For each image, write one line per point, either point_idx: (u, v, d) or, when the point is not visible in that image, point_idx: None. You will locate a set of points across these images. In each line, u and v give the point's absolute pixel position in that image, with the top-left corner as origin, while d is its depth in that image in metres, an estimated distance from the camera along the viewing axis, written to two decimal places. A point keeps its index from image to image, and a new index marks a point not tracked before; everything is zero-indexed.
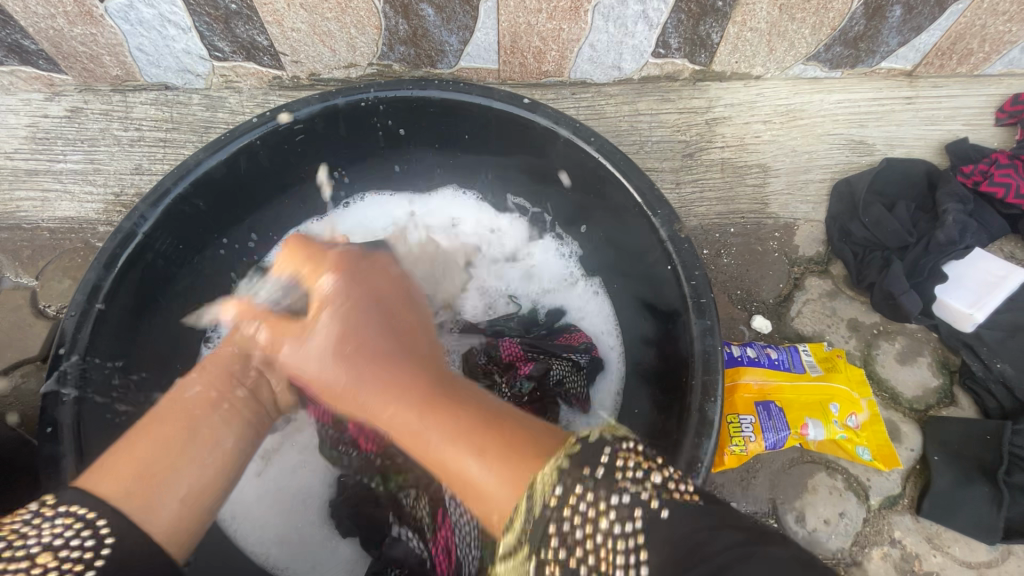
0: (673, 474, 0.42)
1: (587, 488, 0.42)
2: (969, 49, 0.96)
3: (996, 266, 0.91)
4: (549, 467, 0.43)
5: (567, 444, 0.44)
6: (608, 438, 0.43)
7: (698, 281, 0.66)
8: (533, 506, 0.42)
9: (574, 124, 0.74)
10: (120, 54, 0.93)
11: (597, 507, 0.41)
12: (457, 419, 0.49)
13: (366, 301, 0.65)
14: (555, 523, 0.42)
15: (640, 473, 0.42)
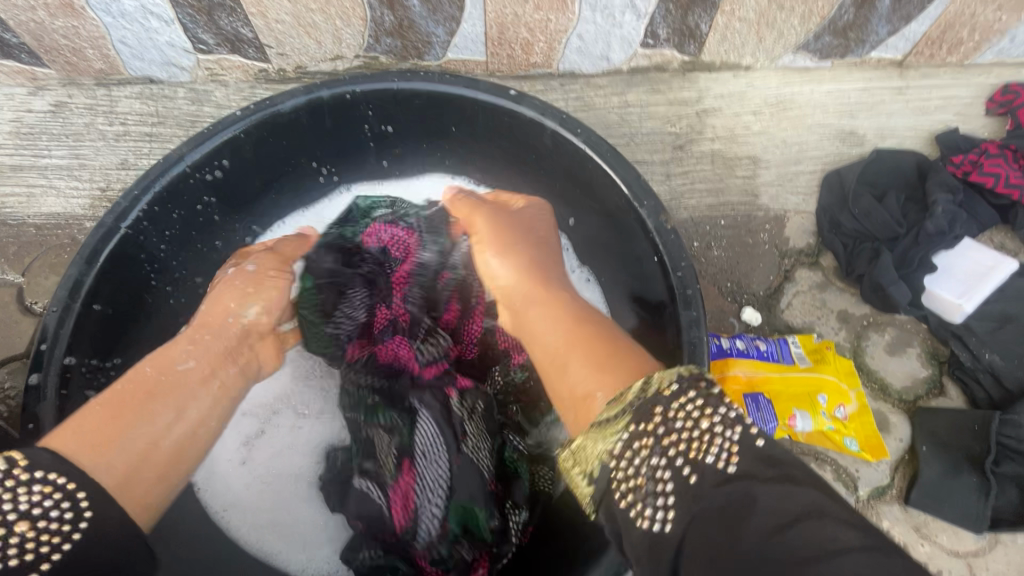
0: (770, 460, 0.45)
1: (686, 438, 0.47)
2: (960, 38, 0.95)
3: (985, 257, 0.91)
4: (669, 409, 0.48)
5: (691, 399, 0.48)
6: (714, 397, 0.48)
7: (684, 272, 0.66)
8: (645, 433, 0.48)
9: (561, 115, 0.74)
10: (103, 48, 0.92)
11: (714, 458, 0.46)
12: (573, 357, 0.60)
13: (538, 238, 0.79)
14: (663, 458, 0.47)
15: (742, 448, 0.46)
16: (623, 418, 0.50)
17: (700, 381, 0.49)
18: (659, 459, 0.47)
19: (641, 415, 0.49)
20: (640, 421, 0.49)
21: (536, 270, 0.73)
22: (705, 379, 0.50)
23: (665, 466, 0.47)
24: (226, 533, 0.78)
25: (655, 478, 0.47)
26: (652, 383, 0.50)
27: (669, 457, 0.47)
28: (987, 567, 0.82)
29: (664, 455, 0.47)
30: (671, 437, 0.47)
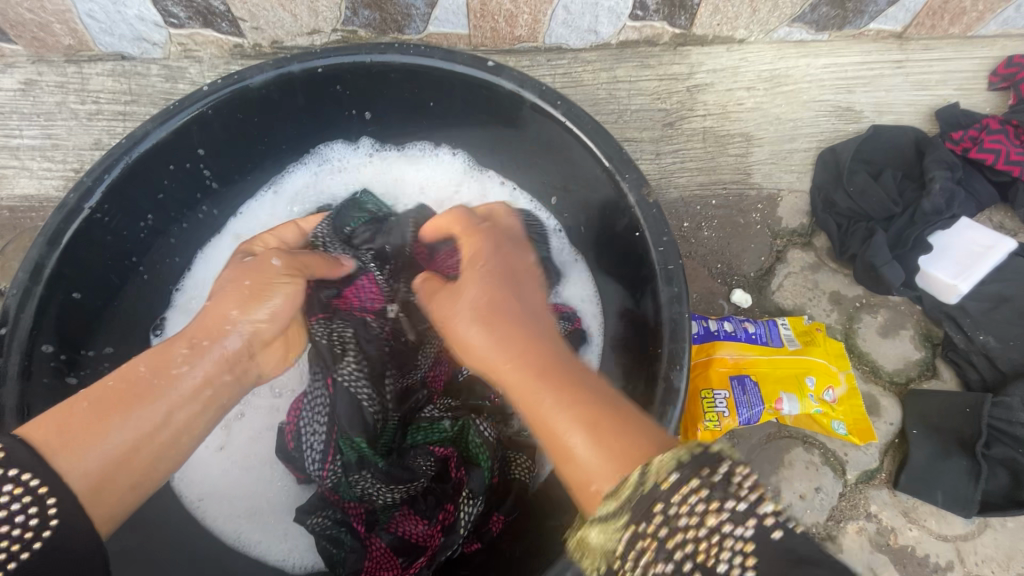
0: (792, 560, 0.38)
1: (691, 534, 0.40)
2: (961, 9, 0.92)
3: (983, 236, 0.88)
4: (672, 506, 0.40)
5: (696, 489, 0.40)
6: (721, 487, 0.41)
7: (666, 247, 0.64)
8: (647, 533, 0.41)
9: (541, 87, 0.71)
10: (70, 22, 0.88)
11: (729, 564, 0.39)
12: (567, 430, 0.48)
13: (490, 281, 0.63)
14: (669, 562, 0.40)
15: (756, 545, 0.39)
16: (620, 514, 0.42)
17: (701, 466, 0.41)
18: (665, 565, 0.40)
19: (642, 514, 0.41)
20: (642, 521, 0.41)
21: (512, 324, 0.59)
22: (707, 462, 0.41)
23: (672, 571, 0.40)
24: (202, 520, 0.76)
25: None
26: (646, 473, 0.42)
27: (675, 562, 0.40)
28: (975, 551, 0.81)
29: (669, 558, 0.40)
30: (676, 537, 0.40)
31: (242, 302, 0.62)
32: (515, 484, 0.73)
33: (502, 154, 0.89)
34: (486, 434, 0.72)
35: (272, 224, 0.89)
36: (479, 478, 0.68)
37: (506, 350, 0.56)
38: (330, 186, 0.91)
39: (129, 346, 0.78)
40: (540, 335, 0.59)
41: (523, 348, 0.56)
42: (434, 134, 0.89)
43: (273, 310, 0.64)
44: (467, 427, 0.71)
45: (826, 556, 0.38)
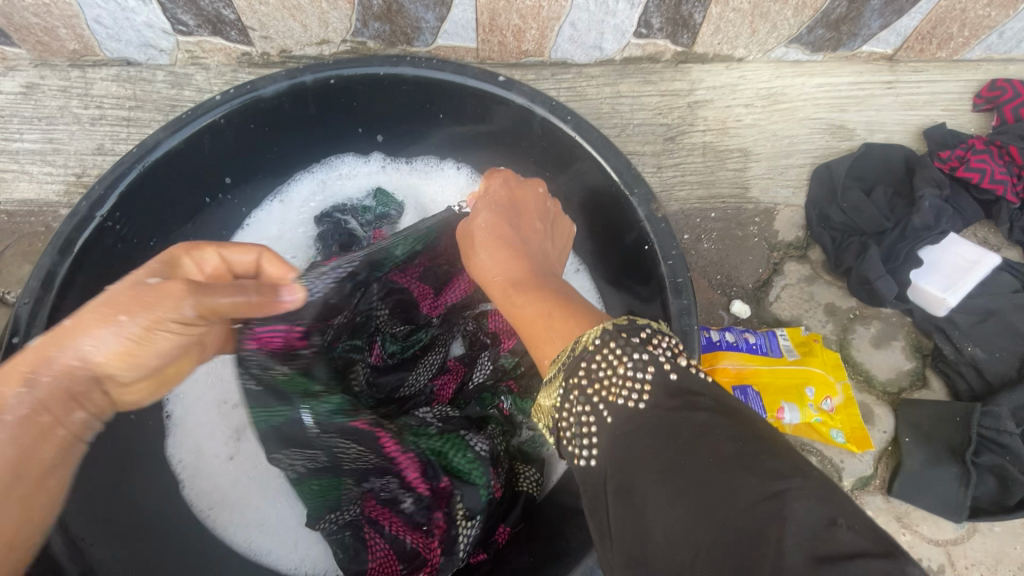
0: (680, 391, 0.42)
1: (602, 381, 0.44)
2: (949, 34, 0.96)
3: (970, 252, 0.92)
4: (593, 364, 0.45)
5: (614, 351, 0.44)
6: (632, 345, 0.44)
7: (674, 261, 0.66)
8: (575, 385, 0.45)
9: (551, 102, 0.72)
10: (75, 27, 0.88)
11: (626, 399, 0.43)
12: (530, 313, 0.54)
13: (497, 208, 0.68)
14: (587, 405, 0.45)
15: (654, 384, 0.42)
16: (557, 378, 0.47)
17: (623, 332, 0.45)
18: (585, 406, 0.45)
19: (570, 370, 0.46)
20: (570, 375, 0.46)
21: (507, 241, 0.64)
22: (630, 330, 0.45)
23: (590, 410, 0.44)
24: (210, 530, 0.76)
25: (582, 422, 0.45)
26: (581, 339, 0.47)
27: (591, 403, 0.44)
28: (965, 555, 0.85)
29: (587, 403, 0.45)
30: (596, 387, 0.44)
31: (88, 328, 0.50)
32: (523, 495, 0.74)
33: (507, 166, 0.90)
34: (478, 449, 0.69)
35: (281, 233, 0.89)
36: (474, 496, 0.66)
37: (502, 263, 0.62)
38: (337, 194, 0.91)
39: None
40: (531, 250, 0.65)
41: (514, 257, 0.63)
42: (442, 145, 0.91)
43: (114, 339, 0.50)
44: (459, 442, 0.69)
45: (710, 386, 0.43)
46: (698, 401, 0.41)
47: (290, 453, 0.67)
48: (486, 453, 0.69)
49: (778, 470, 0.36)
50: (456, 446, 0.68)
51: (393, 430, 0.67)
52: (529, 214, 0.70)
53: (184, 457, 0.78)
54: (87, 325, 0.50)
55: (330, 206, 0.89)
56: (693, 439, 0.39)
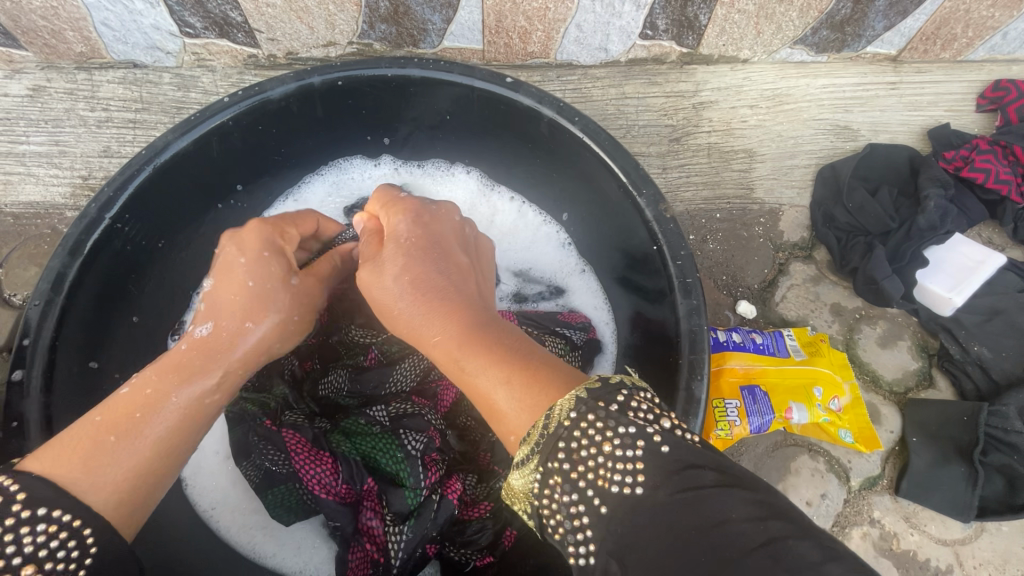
0: (677, 466, 0.40)
1: (589, 462, 0.41)
2: (953, 35, 0.96)
3: (975, 251, 0.92)
4: (572, 444, 0.42)
5: (592, 423, 0.42)
6: (614, 416, 0.42)
7: (684, 261, 0.66)
8: (554, 469, 0.42)
9: (558, 103, 0.72)
10: (83, 30, 0.88)
11: (620, 483, 0.40)
12: (488, 383, 0.47)
13: (416, 249, 0.58)
14: (574, 492, 0.42)
15: (647, 461, 0.40)
16: (533, 460, 0.43)
17: (598, 402, 0.42)
18: (572, 494, 0.42)
19: (547, 453, 0.42)
20: (549, 458, 0.42)
21: (436, 285, 0.55)
22: (605, 398, 0.43)
23: (579, 499, 0.41)
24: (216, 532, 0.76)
25: (571, 511, 0.42)
26: (552, 415, 0.43)
27: (579, 489, 0.41)
28: (973, 555, 0.85)
29: (574, 490, 0.42)
30: (580, 470, 0.41)
31: (254, 308, 0.56)
32: None
33: (514, 168, 0.90)
34: (410, 449, 0.67)
35: None
36: (401, 500, 0.66)
37: (429, 320, 0.53)
38: (348, 196, 0.93)
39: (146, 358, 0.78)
40: (466, 291, 0.56)
41: (445, 308, 0.53)
42: (447, 146, 0.91)
43: (279, 327, 0.57)
44: (391, 442, 0.67)
45: (707, 456, 0.41)
46: (703, 475, 0.39)
47: (245, 463, 0.71)
48: (420, 452, 0.67)
49: (811, 560, 0.33)
50: (386, 446, 0.67)
51: (309, 431, 0.68)
52: (454, 250, 0.59)
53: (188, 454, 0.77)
54: (255, 316, 0.55)
55: (357, 201, 0.92)
56: (698, 527, 0.36)
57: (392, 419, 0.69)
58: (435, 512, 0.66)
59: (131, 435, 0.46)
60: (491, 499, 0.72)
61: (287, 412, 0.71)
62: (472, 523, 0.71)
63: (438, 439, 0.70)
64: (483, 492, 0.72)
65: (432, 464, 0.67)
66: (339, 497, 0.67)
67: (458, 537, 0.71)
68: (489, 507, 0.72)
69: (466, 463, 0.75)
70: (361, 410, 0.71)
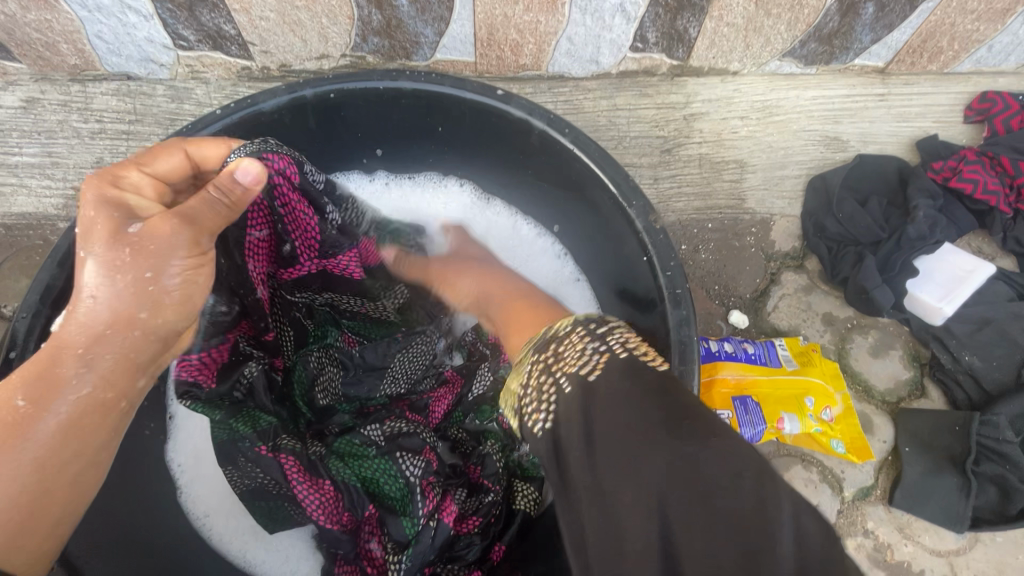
0: (629, 366, 0.46)
1: (565, 357, 0.48)
2: (939, 48, 0.98)
3: (966, 261, 0.93)
4: (560, 348, 0.49)
5: (577, 335, 0.49)
6: (593, 332, 0.49)
7: (673, 272, 0.66)
8: (540, 363, 0.50)
9: (549, 115, 0.73)
10: (77, 42, 0.88)
11: (584, 371, 0.46)
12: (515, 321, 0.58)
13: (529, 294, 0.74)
14: (548, 377, 0.48)
15: (608, 361, 0.46)
16: (529, 352, 0.53)
17: (589, 322, 0.50)
18: (548, 377, 0.48)
19: (540, 347, 0.52)
20: (540, 351, 0.51)
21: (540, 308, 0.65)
22: (592, 321, 0.50)
23: (550, 382, 0.48)
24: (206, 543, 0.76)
25: (542, 392, 0.48)
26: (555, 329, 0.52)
27: (554, 376, 0.48)
28: (967, 565, 0.85)
29: (549, 376, 0.48)
30: (556, 361, 0.48)
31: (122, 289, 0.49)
32: (518, 513, 0.75)
33: (506, 180, 0.91)
34: (409, 473, 0.67)
35: None
36: (400, 526, 0.67)
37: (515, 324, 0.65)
38: None
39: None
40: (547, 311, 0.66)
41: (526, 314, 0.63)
42: (439, 158, 0.91)
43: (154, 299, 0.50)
44: (390, 468, 0.68)
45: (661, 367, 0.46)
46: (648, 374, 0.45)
47: (231, 471, 0.69)
48: (417, 479, 0.67)
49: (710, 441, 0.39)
50: (387, 472, 0.68)
51: (306, 457, 0.67)
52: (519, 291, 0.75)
53: (183, 461, 0.77)
54: (106, 295, 0.48)
55: None
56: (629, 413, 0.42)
57: (388, 439, 0.70)
58: (433, 538, 0.66)
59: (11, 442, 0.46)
60: (481, 514, 0.71)
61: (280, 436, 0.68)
62: (461, 538, 0.71)
63: (433, 461, 0.71)
64: (473, 507, 0.71)
65: (429, 489, 0.68)
66: (341, 523, 0.69)
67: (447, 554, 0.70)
68: (478, 523, 0.71)
69: (457, 477, 0.74)
70: (356, 430, 0.71)
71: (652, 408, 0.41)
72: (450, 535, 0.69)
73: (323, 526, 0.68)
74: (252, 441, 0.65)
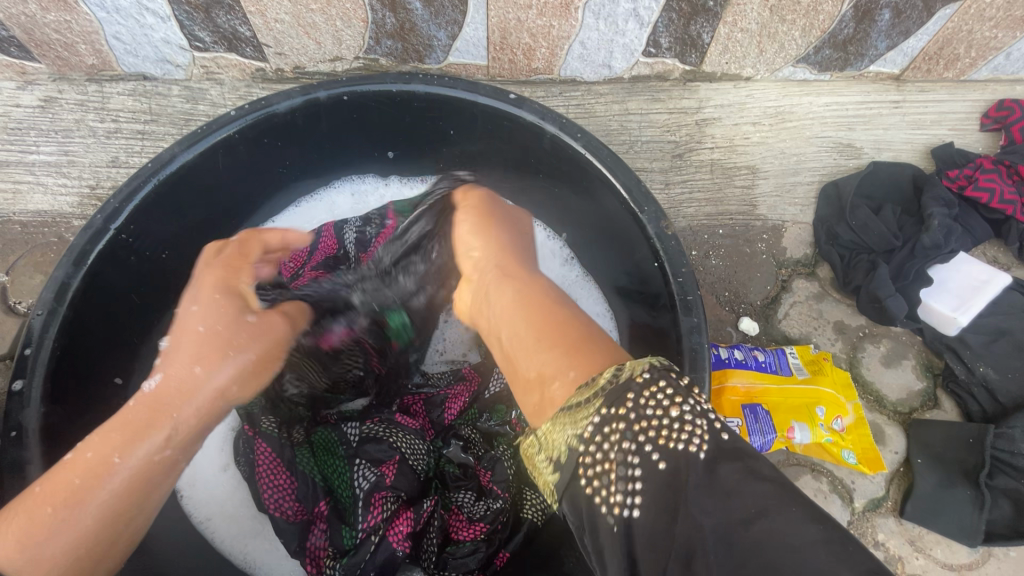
0: (739, 454, 0.39)
1: (652, 422, 0.41)
2: (956, 55, 0.97)
3: (981, 271, 0.92)
4: (640, 400, 0.42)
5: (662, 388, 0.42)
6: (683, 388, 0.42)
7: (684, 278, 0.66)
8: (613, 419, 0.43)
9: (561, 119, 0.72)
10: (95, 43, 0.90)
11: (683, 447, 0.40)
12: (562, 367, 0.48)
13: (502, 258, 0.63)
14: (632, 445, 0.41)
15: (712, 439, 0.40)
16: (594, 403, 0.44)
17: (671, 370, 0.43)
18: (629, 444, 0.42)
19: (613, 399, 0.43)
20: (613, 405, 0.43)
21: (548, 311, 0.54)
22: (676, 368, 0.44)
23: (634, 450, 0.41)
24: (216, 542, 0.77)
25: (624, 463, 0.41)
26: (622, 370, 0.44)
27: (639, 442, 0.41)
28: None
29: (632, 441, 0.42)
30: (639, 424, 0.42)
31: (214, 364, 0.54)
32: (524, 522, 0.73)
33: (517, 184, 0.91)
34: (359, 484, 0.68)
35: None
36: (343, 533, 0.68)
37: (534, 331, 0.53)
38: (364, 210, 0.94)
39: (125, 372, 0.77)
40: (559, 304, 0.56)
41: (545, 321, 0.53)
42: (452, 162, 0.92)
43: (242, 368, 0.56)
44: (347, 473, 0.70)
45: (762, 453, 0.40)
46: (764, 466, 0.38)
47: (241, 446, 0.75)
48: (365, 491, 0.67)
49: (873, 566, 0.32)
50: (342, 473, 0.70)
51: (275, 441, 0.71)
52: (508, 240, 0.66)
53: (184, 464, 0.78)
54: (206, 364, 0.53)
55: None
56: (740, 519, 0.35)
57: (359, 440, 0.71)
58: (372, 553, 0.65)
59: (74, 503, 0.45)
60: (487, 520, 0.71)
61: (263, 415, 0.73)
62: (465, 544, 0.70)
63: (391, 475, 0.68)
64: (480, 512, 0.72)
65: (377, 502, 0.67)
66: (288, 515, 0.68)
67: (449, 561, 0.70)
68: (484, 529, 0.71)
69: (467, 480, 0.75)
70: (335, 426, 0.75)
71: (780, 514, 0.35)
72: (393, 555, 0.66)
73: (273, 514, 0.68)
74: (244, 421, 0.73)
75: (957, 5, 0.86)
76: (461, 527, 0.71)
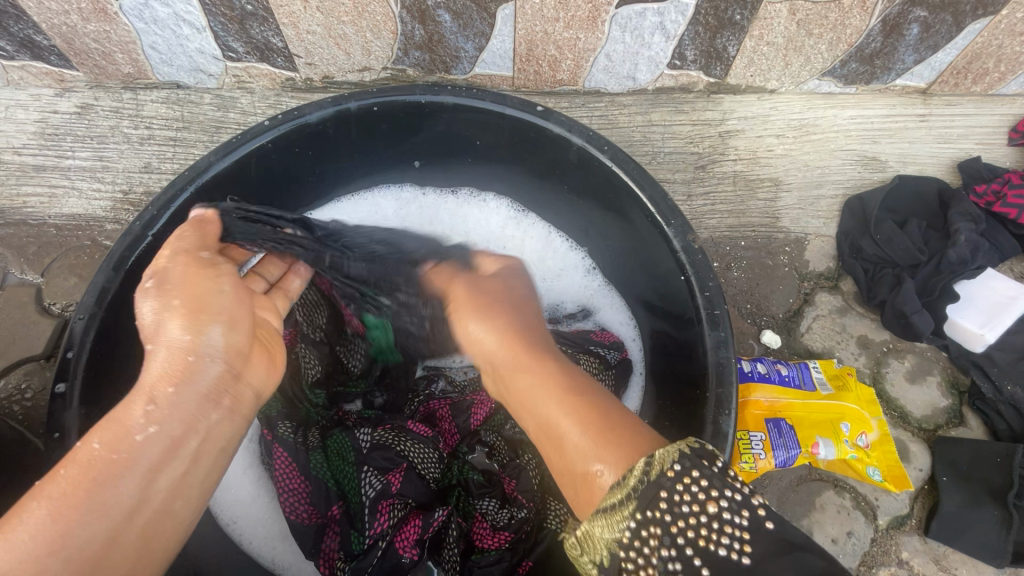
0: (788, 546, 0.40)
1: (691, 519, 0.43)
2: (985, 69, 0.96)
3: (1007, 288, 0.91)
4: (672, 494, 0.43)
5: (695, 480, 0.43)
6: (715, 475, 0.43)
7: (712, 292, 0.66)
8: (654, 521, 0.43)
9: (588, 132, 0.73)
10: (132, 52, 0.92)
11: (727, 548, 0.41)
12: (584, 462, 0.48)
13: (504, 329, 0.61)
14: (672, 548, 0.43)
15: (751, 531, 0.41)
16: (627, 506, 0.44)
17: (702, 458, 0.44)
18: (669, 551, 0.43)
19: (647, 503, 0.43)
20: (647, 507, 0.43)
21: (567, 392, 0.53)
22: (707, 456, 0.44)
23: (675, 555, 0.42)
24: (242, 544, 0.78)
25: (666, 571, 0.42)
26: (653, 464, 0.44)
27: (678, 547, 0.42)
28: None
29: (673, 543, 0.43)
30: (676, 521, 0.43)
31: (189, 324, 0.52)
32: (548, 532, 0.75)
33: (540, 194, 0.92)
34: (365, 491, 0.68)
35: None
36: (353, 539, 0.68)
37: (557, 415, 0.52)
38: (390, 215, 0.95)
39: None
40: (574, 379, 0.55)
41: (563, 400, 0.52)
42: (477, 171, 0.93)
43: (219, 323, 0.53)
44: (355, 479, 0.69)
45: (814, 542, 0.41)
46: (809, 558, 0.39)
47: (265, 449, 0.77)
48: (371, 499, 0.67)
49: None
50: (351, 479, 0.70)
51: (290, 445, 0.73)
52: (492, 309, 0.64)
53: None
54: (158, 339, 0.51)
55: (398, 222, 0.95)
56: None
57: (369, 447, 0.71)
58: (380, 558, 0.67)
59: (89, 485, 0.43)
60: (512, 529, 0.72)
61: (281, 420, 0.76)
62: (489, 552, 0.72)
63: (397, 483, 0.69)
64: (504, 520, 0.72)
65: (385, 509, 0.68)
66: (307, 519, 0.71)
67: (474, 568, 0.71)
68: (508, 538, 0.72)
69: (491, 487, 0.76)
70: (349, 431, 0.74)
71: None
72: (400, 561, 0.68)
73: (290, 517, 0.71)
74: (264, 424, 0.77)
75: (987, 20, 0.85)
76: (485, 535, 0.72)
